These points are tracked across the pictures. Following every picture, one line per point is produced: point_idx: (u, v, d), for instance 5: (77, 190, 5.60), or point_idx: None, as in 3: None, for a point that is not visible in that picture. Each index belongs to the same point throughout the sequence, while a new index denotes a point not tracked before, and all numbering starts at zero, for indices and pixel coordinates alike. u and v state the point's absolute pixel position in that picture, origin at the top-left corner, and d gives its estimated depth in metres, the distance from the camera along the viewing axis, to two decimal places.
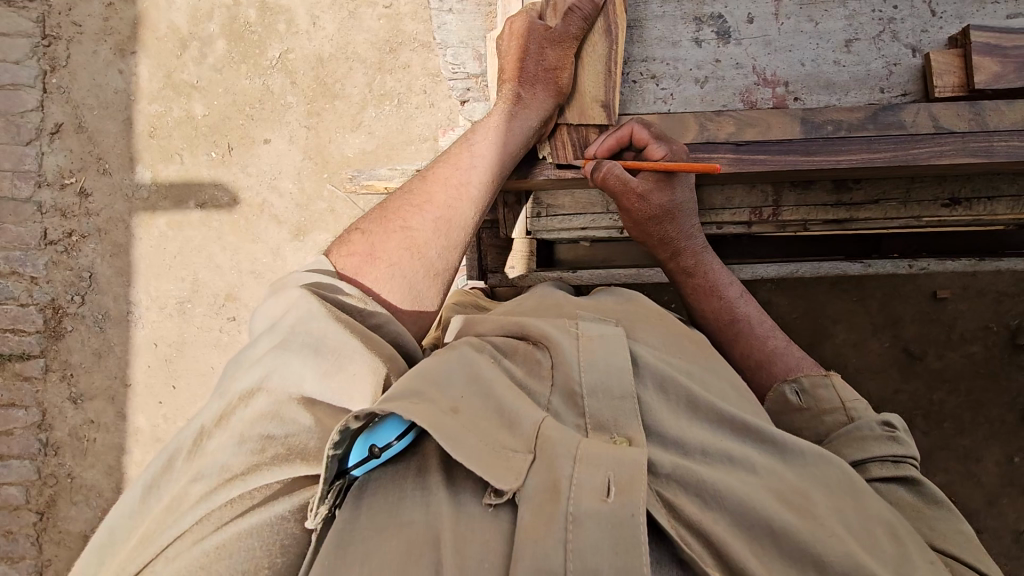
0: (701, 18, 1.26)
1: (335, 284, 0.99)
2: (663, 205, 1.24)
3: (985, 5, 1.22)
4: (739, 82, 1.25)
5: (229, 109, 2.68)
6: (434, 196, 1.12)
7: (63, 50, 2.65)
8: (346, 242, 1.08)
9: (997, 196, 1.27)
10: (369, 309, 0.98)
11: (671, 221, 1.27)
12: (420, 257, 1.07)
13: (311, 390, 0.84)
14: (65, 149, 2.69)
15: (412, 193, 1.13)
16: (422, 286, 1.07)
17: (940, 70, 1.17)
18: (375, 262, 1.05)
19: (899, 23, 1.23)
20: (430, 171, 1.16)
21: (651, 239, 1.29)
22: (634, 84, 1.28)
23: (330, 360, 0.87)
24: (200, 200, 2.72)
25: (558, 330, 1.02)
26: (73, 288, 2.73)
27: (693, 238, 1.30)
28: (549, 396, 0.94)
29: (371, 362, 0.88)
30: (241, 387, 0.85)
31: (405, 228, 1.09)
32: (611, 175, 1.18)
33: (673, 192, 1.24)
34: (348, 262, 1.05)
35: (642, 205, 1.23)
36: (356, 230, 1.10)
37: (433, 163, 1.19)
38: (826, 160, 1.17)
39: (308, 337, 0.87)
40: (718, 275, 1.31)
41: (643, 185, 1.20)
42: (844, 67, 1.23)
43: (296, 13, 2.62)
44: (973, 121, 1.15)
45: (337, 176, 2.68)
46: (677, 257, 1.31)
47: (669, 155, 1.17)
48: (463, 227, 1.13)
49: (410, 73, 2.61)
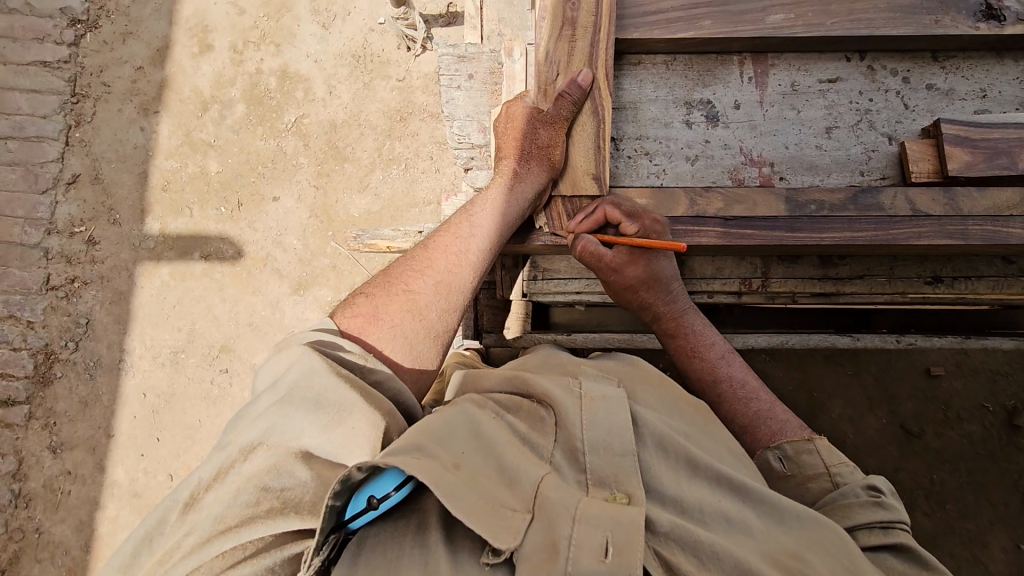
0: (691, 103, 1.35)
1: (338, 342, 1.00)
2: (640, 276, 1.28)
3: (954, 101, 1.34)
4: (727, 162, 1.33)
5: (242, 168, 2.84)
6: (435, 263, 1.16)
7: (90, 107, 2.86)
8: (350, 304, 1.11)
9: (978, 277, 1.32)
10: (369, 365, 0.98)
11: (649, 290, 1.30)
12: (420, 319, 1.10)
13: (311, 444, 0.85)
14: (79, 199, 2.84)
15: (414, 258, 1.17)
16: (421, 347, 1.09)
17: (915, 158, 1.25)
18: (377, 323, 1.07)
19: (875, 114, 1.34)
20: (431, 239, 1.20)
21: (631, 303, 1.33)
22: (628, 159, 1.35)
23: (329, 414, 0.87)
24: (204, 252, 2.83)
25: (561, 387, 1.02)
26: (68, 333, 2.79)
27: (674, 302, 1.32)
28: (552, 450, 0.94)
29: (371, 416, 0.88)
30: (242, 441, 0.84)
31: (406, 291, 1.11)
32: (587, 250, 1.23)
33: (651, 264, 1.27)
34: (351, 322, 1.07)
35: (617, 275, 1.28)
36: (360, 293, 1.13)
37: (434, 231, 1.23)
38: (812, 238, 1.21)
39: (309, 392, 0.88)
40: (700, 336, 1.32)
41: (616, 259, 1.24)
42: (825, 152, 1.33)
43: (313, 83, 2.86)
44: (948, 206, 1.20)
45: (341, 234, 2.82)
46: (659, 321, 1.33)
47: (641, 233, 1.22)
48: (463, 291, 1.16)
49: (418, 140, 2.83)
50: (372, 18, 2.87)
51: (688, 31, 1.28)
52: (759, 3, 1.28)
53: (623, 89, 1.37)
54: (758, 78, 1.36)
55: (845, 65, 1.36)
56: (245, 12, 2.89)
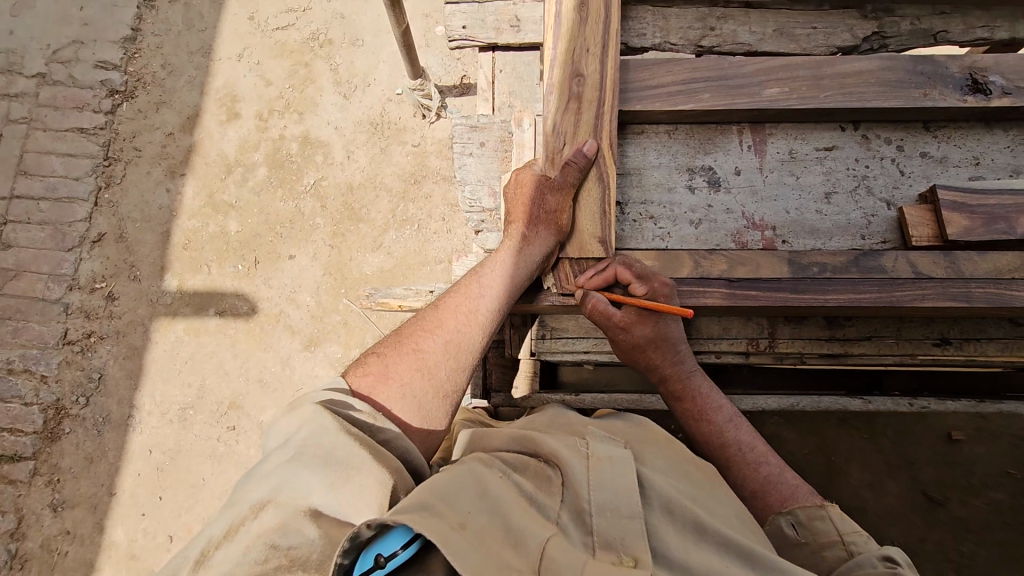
0: (693, 169, 1.41)
1: (349, 401, 1.01)
2: (646, 336, 1.29)
3: (948, 168, 1.40)
4: (730, 225, 1.37)
5: (261, 228, 2.95)
6: (445, 322, 1.18)
7: (120, 170, 3.03)
8: (362, 363, 1.13)
9: (986, 338, 1.32)
10: (379, 424, 0.99)
11: (655, 350, 1.31)
12: (429, 379, 1.11)
13: (319, 502, 0.84)
14: (102, 256, 2.95)
15: (424, 318, 1.20)
16: (429, 407, 1.09)
17: (914, 223, 1.28)
18: (387, 382, 1.09)
19: (872, 180, 1.39)
20: (442, 300, 1.23)
21: (638, 363, 1.33)
22: (633, 223, 1.40)
23: (339, 471, 0.87)
24: (219, 308, 2.89)
25: (568, 446, 1.02)
26: (80, 388, 2.82)
27: (681, 363, 1.32)
28: (559, 510, 0.93)
29: (379, 474, 0.89)
30: (254, 499, 0.85)
31: (416, 351, 1.13)
32: (597, 307, 1.26)
33: (658, 325, 1.28)
34: (361, 381, 1.09)
35: (626, 335, 1.28)
36: (372, 352, 1.16)
37: (445, 292, 1.26)
38: (815, 299, 1.22)
39: (320, 449, 0.89)
40: (707, 399, 1.31)
41: (625, 318, 1.26)
42: (825, 216, 1.37)
43: (333, 148, 3.00)
44: (949, 268, 1.21)
45: (353, 292, 2.89)
46: (666, 383, 1.33)
47: (649, 295, 1.24)
48: (471, 351, 1.17)
49: (431, 202, 2.94)
50: (391, 89, 3.06)
51: (687, 104, 1.36)
52: (754, 78, 1.36)
53: (627, 156, 1.43)
54: (757, 146, 1.42)
55: (840, 134, 1.42)
56: (272, 83, 3.09)
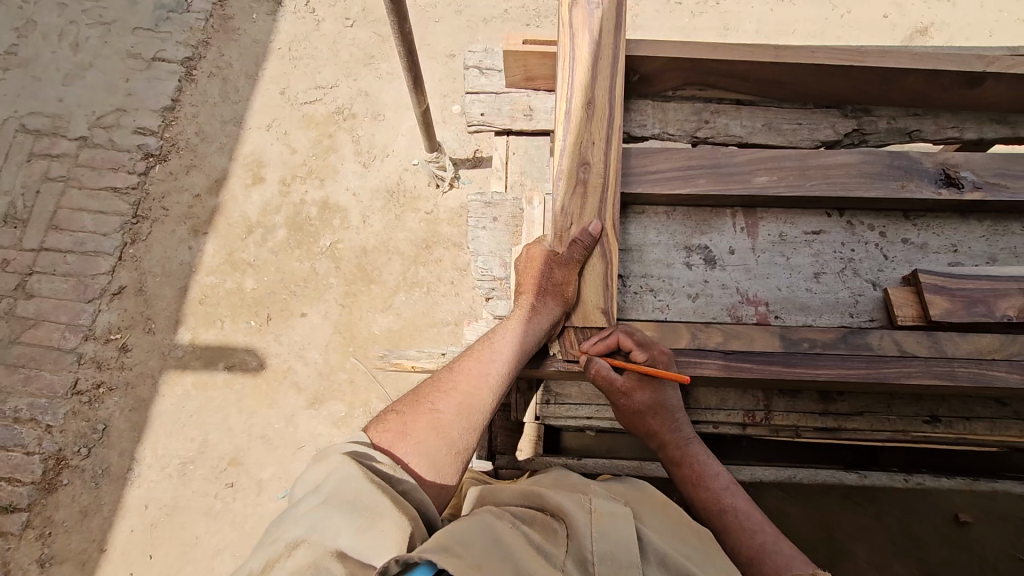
0: (691, 247, 1.52)
1: (370, 452, 1.08)
2: (646, 402, 1.34)
3: (928, 254, 1.50)
4: (725, 300, 1.47)
5: (276, 286, 3.06)
6: (459, 384, 1.25)
7: (146, 227, 3.18)
8: (383, 420, 1.21)
9: (975, 417, 1.36)
10: (398, 475, 1.05)
11: (655, 416, 1.36)
12: (444, 436, 1.17)
13: (345, 544, 0.88)
14: (120, 308, 3.05)
15: (440, 379, 1.28)
16: (444, 463, 1.14)
17: (900, 304, 1.36)
18: (405, 438, 1.15)
19: (858, 262, 1.49)
20: (457, 363, 1.31)
21: (637, 428, 1.38)
22: (634, 294, 1.49)
23: (365, 515, 0.92)
24: (228, 363, 2.96)
25: (572, 499, 1.06)
26: (83, 439, 2.84)
27: (679, 430, 1.37)
28: (564, 560, 0.96)
29: (399, 521, 0.93)
30: (287, 538, 0.89)
31: (432, 409, 1.20)
32: (600, 373, 1.31)
33: (658, 392, 1.33)
34: (382, 437, 1.17)
35: (626, 399, 1.34)
36: (392, 410, 1.23)
37: (460, 356, 1.34)
38: (806, 373, 1.28)
39: (348, 495, 0.95)
40: (704, 466, 1.35)
41: (627, 383, 1.30)
42: (815, 294, 1.47)
43: (350, 213, 3.17)
44: (932, 347, 1.29)
45: (361, 350, 2.96)
46: (665, 448, 1.37)
47: (649, 361, 1.29)
48: (483, 411, 1.23)
49: (441, 266, 3.07)
50: (408, 160, 3.27)
51: (684, 188, 1.48)
52: (746, 167, 1.49)
53: (629, 234, 1.54)
54: (749, 228, 1.53)
55: (826, 220, 1.54)
56: (297, 152, 3.30)
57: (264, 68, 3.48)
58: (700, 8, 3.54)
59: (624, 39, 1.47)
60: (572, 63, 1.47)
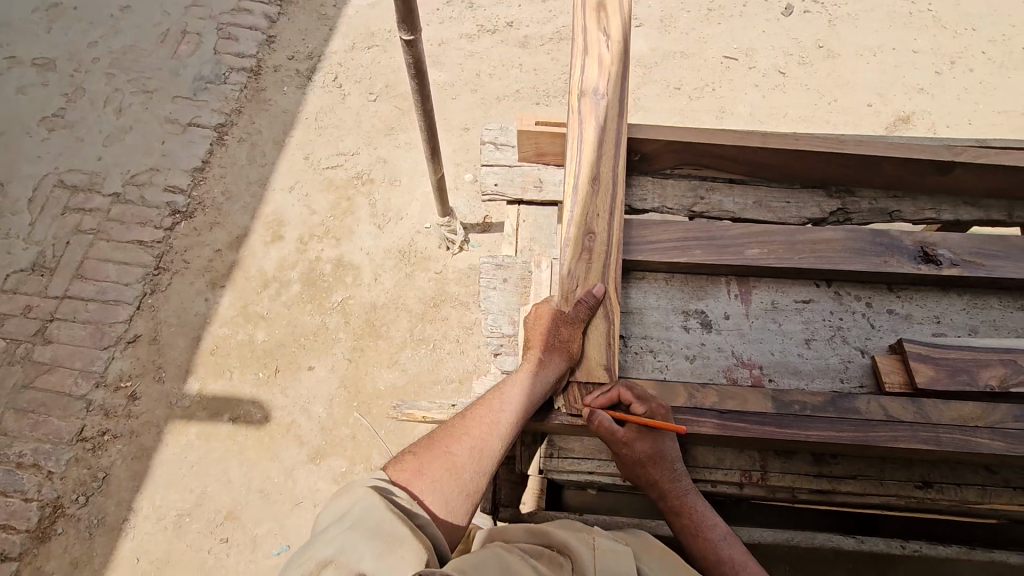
0: (688, 311, 1.62)
1: (390, 488, 1.19)
2: (646, 452, 1.37)
3: (913, 324, 1.59)
4: (721, 362, 1.55)
5: (286, 339, 3.15)
6: (472, 429, 1.33)
7: (167, 279, 3.32)
8: (401, 460, 1.31)
9: (965, 483, 1.41)
10: (414, 510, 1.15)
11: (655, 466, 1.39)
12: (457, 478, 1.27)
13: (367, 569, 0.96)
14: (133, 357, 3.13)
15: (454, 425, 1.37)
16: (456, 503, 1.25)
17: (887, 370, 1.44)
18: (420, 478, 1.25)
19: (847, 330, 1.59)
20: (468, 410, 1.38)
21: (638, 477, 1.41)
22: (635, 354, 1.57)
23: (385, 542, 0.99)
24: (233, 414, 2.99)
25: (577, 538, 1.12)
26: (82, 486, 2.84)
27: (678, 479, 1.40)
28: None
29: (416, 549, 0.99)
30: (318, 560, 0.99)
31: (446, 452, 1.30)
32: (603, 424, 1.36)
33: (656, 441, 1.37)
34: (400, 474, 1.26)
35: (627, 449, 1.37)
36: (409, 451, 1.33)
37: (471, 404, 1.41)
38: (799, 434, 1.34)
39: (371, 523, 1.03)
40: (702, 516, 1.39)
41: (627, 435, 1.34)
42: (807, 358, 1.55)
43: (362, 271, 3.30)
44: (916, 413, 1.35)
45: (365, 405, 3.00)
46: (665, 498, 1.40)
47: (648, 413, 1.36)
48: (493, 457, 1.32)
49: (447, 324, 3.17)
50: (421, 222, 3.44)
51: (681, 257, 1.60)
52: (738, 240, 1.62)
53: (630, 298, 1.65)
54: (743, 295, 1.63)
55: (815, 290, 1.64)
56: (316, 212, 3.48)
57: (290, 135, 3.74)
58: (697, 94, 3.83)
59: (626, 124, 1.66)
60: (580, 144, 1.64)
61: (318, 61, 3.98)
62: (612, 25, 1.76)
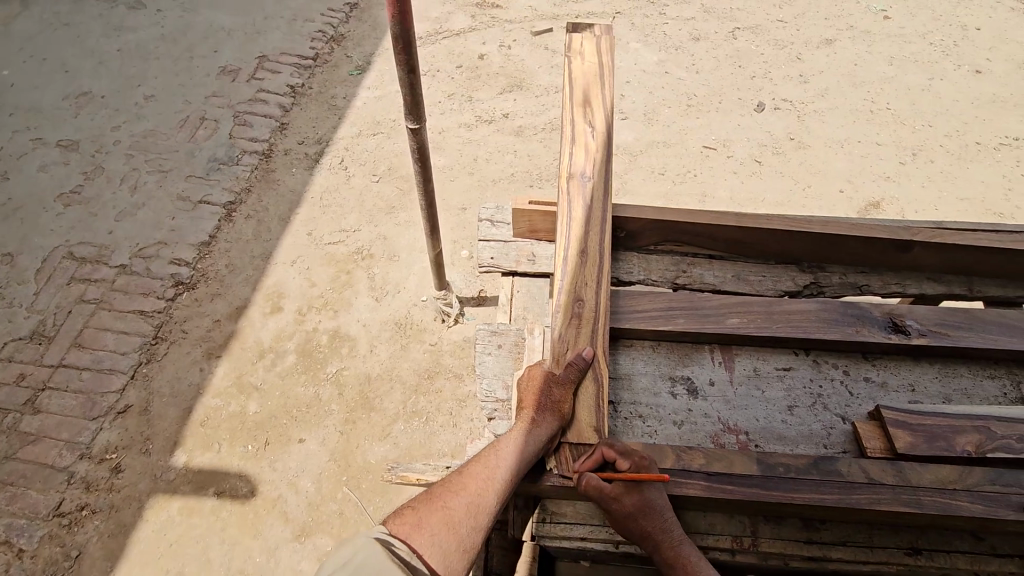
0: (675, 377, 1.69)
1: (391, 540, 1.23)
2: (635, 503, 1.36)
3: (889, 391, 1.67)
4: (708, 428, 1.60)
5: (278, 410, 3.14)
6: (469, 484, 1.37)
7: (163, 349, 3.36)
8: (400, 514, 1.32)
9: (953, 550, 1.42)
10: (414, 563, 1.21)
11: (647, 517, 1.37)
12: (454, 532, 1.30)
13: None
14: (122, 427, 3.10)
15: (451, 480, 1.39)
16: (453, 557, 1.27)
17: (867, 436, 1.50)
18: (419, 531, 1.28)
19: (827, 397, 1.66)
20: (466, 465, 1.42)
21: (632, 532, 1.38)
22: (625, 419, 1.63)
23: None
24: (219, 488, 2.93)
25: None
26: (53, 566, 2.71)
27: (671, 530, 1.38)
28: None
29: None
30: None
31: (444, 507, 1.33)
32: (590, 483, 1.38)
33: (644, 493, 1.37)
34: (399, 527, 1.28)
35: (617, 504, 1.36)
36: (408, 505, 1.35)
37: (469, 459, 1.45)
38: (786, 496, 1.37)
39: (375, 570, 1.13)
40: (699, 569, 1.35)
41: (613, 490, 1.35)
42: (790, 424, 1.61)
43: (358, 343, 3.36)
44: (897, 475, 1.39)
45: (355, 479, 2.95)
46: (659, 551, 1.37)
47: (633, 467, 1.39)
48: (489, 512, 1.34)
49: (441, 397, 3.19)
50: (417, 296, 3.55)
51: (665, 325, 1.69)
52: (719, 310, 1.72)
53: (619, 363, 1.72)
54: (726, 362, 1.71)
55: (794, 358, 1.73)
56: (316, 285, 3.59)
57: (296, 212, 3.93)
58: (680, 179, 4.11)
59: (611, 203, 1.81)
60: (569, 221, 1.78)
61: (326, 146, 4.27)
62: (597, 118, 1.97)
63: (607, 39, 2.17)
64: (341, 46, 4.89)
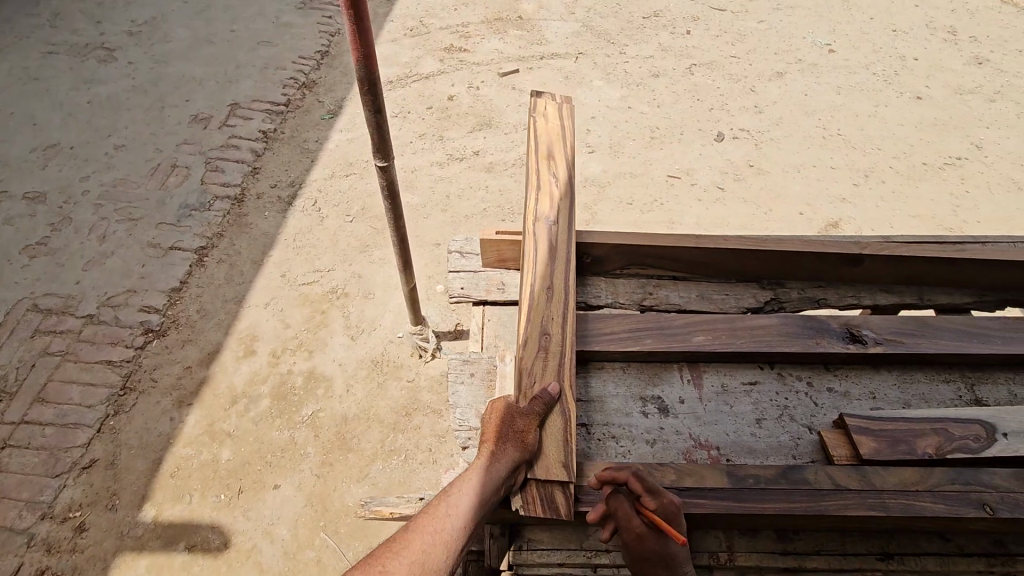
0: (645, 397, 1.71)
1: None
2: (655, 550, 1.33)
3: (852, 400, 1.72)
4: (680, 445, 1.62)
5: (252, 456, 3.06)
6: (414, 540, 1.38)
7: (132, 399, 3.27)
8: None
9: (923, 552, 1.46)
10: None
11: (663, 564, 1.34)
12: None
13: None
14: (86, 483, 2.98)
15: (397, 538, 1.40)
16: None
17: (833, 444, 1.54)
18: None
19: (793, 408, 1.70)
20: (413, 520, 1.43)
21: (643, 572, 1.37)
22: (598, 441, 1.64)
23: None
24: (190, 542, 2.81)
25: None
26: None
27: None
28: None
29: None
30: None
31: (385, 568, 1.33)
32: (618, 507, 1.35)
33: (666, 542, 1.33)
34: None
35: (634, 542, 1.34)
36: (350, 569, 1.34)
37: (417, 513, 1.46)
38: (756, 506, 1.38)
39: None
40: None
41: (638, 528, 1.32)
42: (759, 437, 1.64)
43: (334, 383, 3.32)
44: (862, 480, 1.41)
45: (333, 524, 2.87)
46: None
47: (663, 512, 1.33)
48: (436, 568, 1.35)
49: (419, 434, 3.15)
50: (393, 333, 3.54)
51: (633, 345, 1.72)
52: (684, 328, 1.76)
53: (590, 386, 1.74)
54: (695, 379, 1.75)
55: (760, 371, 1.77)
56: (290, 326, 3.56)
57: (269, 255, 3.92)
58: (648, 208, 4.23)
59: (574, 246, 1.87)
60: (534, 259, 1.82)
61: (299, 189, 4.31)
62: (560, 169, 2.06)
63: (569, 104, 2.31)
64: (313, 92, 4.99)
